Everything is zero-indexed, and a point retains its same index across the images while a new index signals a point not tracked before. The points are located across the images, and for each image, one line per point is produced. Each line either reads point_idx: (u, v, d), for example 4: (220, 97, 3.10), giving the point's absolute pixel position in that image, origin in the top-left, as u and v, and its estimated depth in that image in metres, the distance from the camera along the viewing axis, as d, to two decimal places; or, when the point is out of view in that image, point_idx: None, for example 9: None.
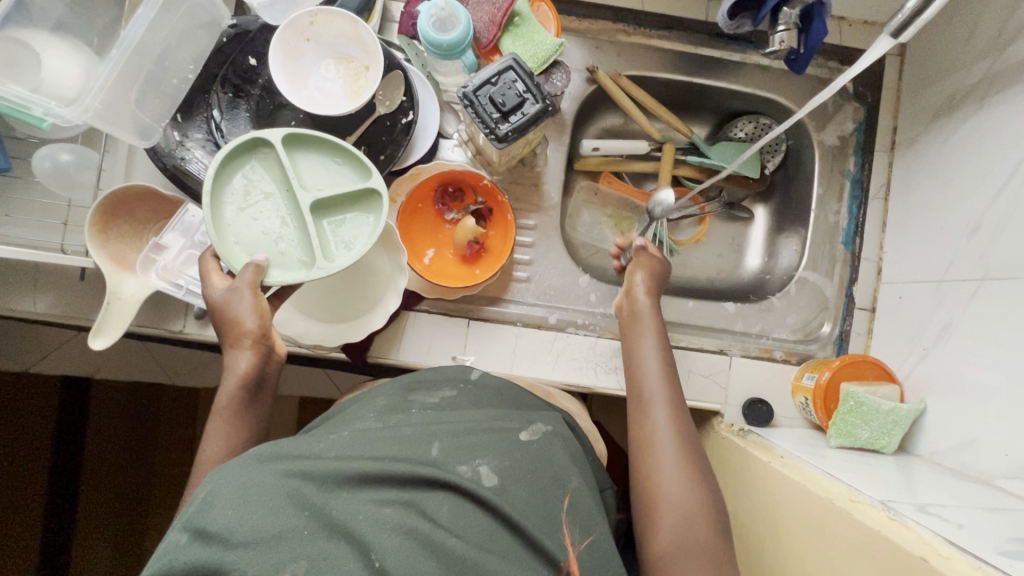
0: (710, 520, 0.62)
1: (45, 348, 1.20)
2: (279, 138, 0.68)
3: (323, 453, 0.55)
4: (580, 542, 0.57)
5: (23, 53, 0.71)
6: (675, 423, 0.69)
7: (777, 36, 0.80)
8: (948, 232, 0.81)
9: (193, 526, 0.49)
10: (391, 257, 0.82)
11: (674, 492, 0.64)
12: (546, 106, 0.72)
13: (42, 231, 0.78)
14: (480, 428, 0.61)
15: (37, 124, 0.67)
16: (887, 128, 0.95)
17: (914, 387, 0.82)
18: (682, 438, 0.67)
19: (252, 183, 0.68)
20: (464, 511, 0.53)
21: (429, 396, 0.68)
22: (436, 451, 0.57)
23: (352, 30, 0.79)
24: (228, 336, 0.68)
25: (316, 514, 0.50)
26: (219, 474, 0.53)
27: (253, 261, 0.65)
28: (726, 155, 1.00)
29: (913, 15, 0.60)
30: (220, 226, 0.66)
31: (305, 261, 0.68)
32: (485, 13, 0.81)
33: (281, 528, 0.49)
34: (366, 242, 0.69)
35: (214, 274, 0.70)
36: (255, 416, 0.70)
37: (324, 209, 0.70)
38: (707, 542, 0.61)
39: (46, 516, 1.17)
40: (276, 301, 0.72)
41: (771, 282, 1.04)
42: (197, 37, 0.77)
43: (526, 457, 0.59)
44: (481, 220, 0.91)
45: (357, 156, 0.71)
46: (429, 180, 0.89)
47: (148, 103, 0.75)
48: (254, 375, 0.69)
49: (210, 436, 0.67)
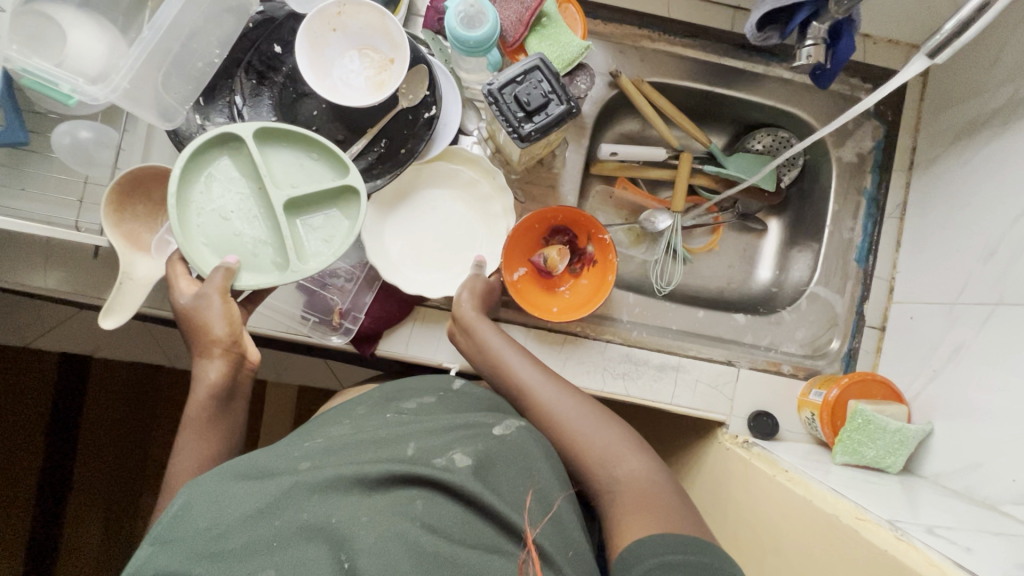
0: (641, 452, 0.68)
1: (44, 325, 1.17)
2: (250, 134, 0.67)
3: (299, 464, 0.56)
4: (539, 525, 0.56)
5: (49, 28, 0.71)
6: (562, 386, 0.74)
7: (803, 51, 0.80)
8: (963, 255, 0.81)
9: (162, 537, 0.50)
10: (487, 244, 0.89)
11: (591, 429, 0.69)
12: (570, 107, 0.72)
13: (58, 207, 0.78)
14: (454, 424, 0.62)
15: (63, 100, 0.69)
16: (906, 148, 0.95)
17: (921, 408, 0.82)
18: (563, 386, 0.74)
19: (221, 179, 0.68)
20: (438, 503, 0.53)
21: (406, 402, 0.68)
22: (411, 450, 0.57)
23: (379, 22, 0.79)
24: (197, 344, 0.68)
25: (289, 520, 0.50)
26: (191, 489, 0.54)
27: (222, 265, 0.66)
28: (743, 166, 1.00)
29: (951, 35, 0.59)
30: (189, 226, 0.66)
31: (278, 262, 0.69)
32: (512, 12, 0.81)
33: (251, 539, 0.49)
34: (340, 242, 0.70)
35: (182, 279, 0.70)
36: (228, 427, 0.69)
37: (297, 208, 0.70)
38: (626, 452, 0.67)
39: (41, 490, 1.18)
40: (247, 305, 0.75)
41: (782, 295, 1.05)
42: (224, 20, 0.76)
43: (501, 447, 0.60)
44: (581, 264, 0.94)
45: (333, 152, 0.70)
46: (555, 211, 0.89)
47: (172, 85, 0.74)
48: (225, 385, 0.67)
49: (180, 449, 0.66)
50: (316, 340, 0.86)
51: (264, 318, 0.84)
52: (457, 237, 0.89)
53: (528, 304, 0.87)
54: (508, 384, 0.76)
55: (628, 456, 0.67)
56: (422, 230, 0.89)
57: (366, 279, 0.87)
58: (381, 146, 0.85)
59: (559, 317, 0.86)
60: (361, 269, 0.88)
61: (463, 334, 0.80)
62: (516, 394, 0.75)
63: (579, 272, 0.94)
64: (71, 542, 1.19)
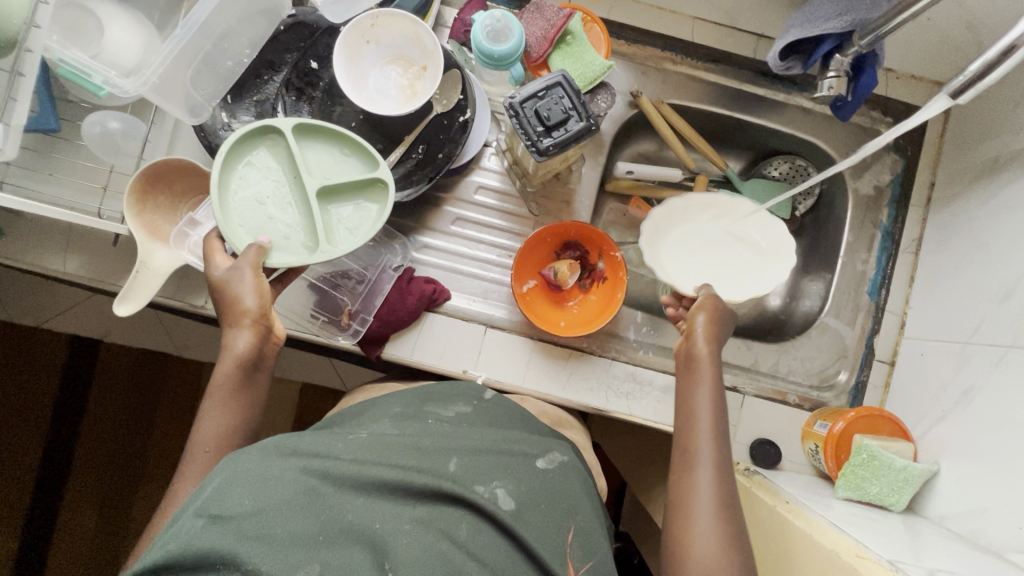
0: None
1: (59, 306, 1.21)
2: (290, 127, 0.69)
3: (341, 452, 0.55)
4: (581, 567, 0.57)
5: (89, 22, 0.73)
6: (719, 501, 0.65)
7: (825, 82, 0.79)
8: (980, 295, 0.80)
9: (210, 510, 0.49)
10: (770, 268, 0.88)
11: (713, 541, 0.62)
12: (590, 124, 0.73)
13: (82, 194, 0.80)
14: (496, 448, 0.61)
15: (94, 91, 0.71)
16: (925, 183, 0.95)
17: (927, 447, 0.81)
18: (726, 490, 0.66)
19: (263, 166, 0.70)
20: (482, 531, 0.54)
21: (444, 409, 0.69)
22: (454, 467, 0.57)
23: (411, 30, 0.81)
24: (227, 315, 0.67)
25: (333, 516, 0.51)
26: (231, 464, 0.53)
27: (255, 243, 0.67)
28: (758, 192, 1.01)
29: (973, 79, 0.59)
30: (227, 208, 0.68)
31: (308, 245, 0.70)
32: (538, 28, 0.82)
33: (292, 530, 0.49)
34: (369, 228, 0.71)
35: (219, 255, 0.70)
36: (253, 397, 0.68)
37: (329, 197, 0.71)
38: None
39: (41, 469, 1.19)
40: (276, 285, 0.73)
41: (792, 324, 1.03)
42: (256, 22, 0.78)
43: (544, 482, 0.60)
44: (590, 280, 0.94)
45: (366, 147, 0.72)
46: (569, 226, 0.89)
47: (201, 82, 0.76)
48: (251, 356, 0.67)
49: (205, 413, 0.66)
50: (322, 339, 0.86)
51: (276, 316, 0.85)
52: (737, 253, 0.90)
53: (529, 311, 0.87)
54: (679, 438, 0.71)
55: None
56: (691, 243, 0.91)
57: (379, 281, 0.89)
58: (420, 151, 0.86)
59: (567, 332, 0.87)
60: (372, 271, 0.91)
61: (686, 381, 0.74)
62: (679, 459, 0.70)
63: (588, 288, 0.94)
64: (64, 523, 1.20)
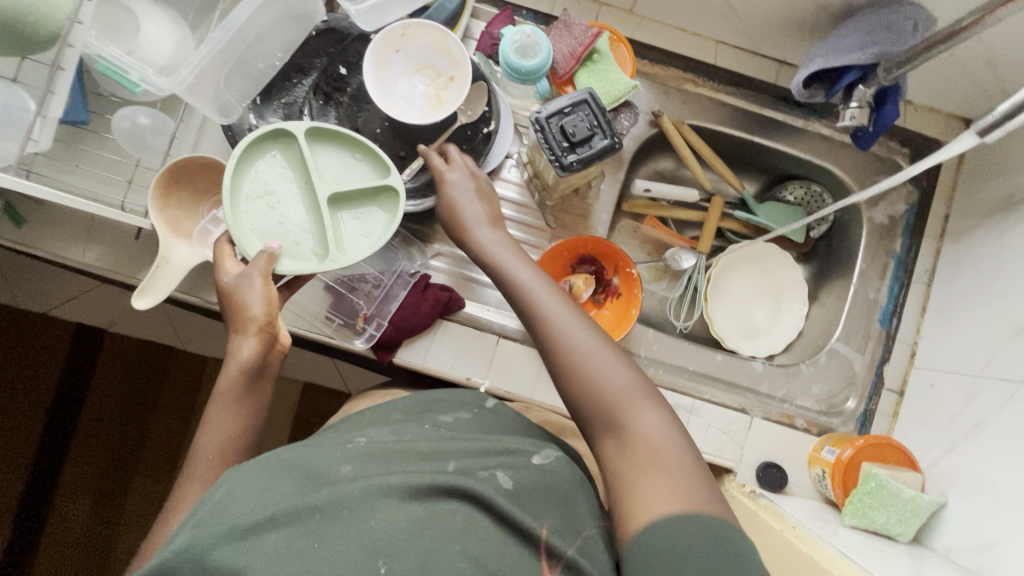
0: (656, 401, 0.59)
1: (64, 294, 1.19)
2: (302, 130, 0.70)
3: (337, 468, 0.56)
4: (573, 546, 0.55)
5: (127, 20, 0.75)
6: (595, 340, 0.63)
7: (848, 111, 0.81)
8: (994, 329, 0.81)
9: (210, 520, 0.48)
10: (755, 346, 1.02)
11: (603, 369, 0.60)
12: (613, 142, 0.74)
13: (107, 187, 0.80)
14: (495, 449, 0.61)
15: (130, 87, 0.71)
16: (939, 215, 0.96)
17: (936, 479, 0.81)
18: (586, 323, 0.64)
19: (274, 171, 0.71)
20: (476, 520, 0.53)
21: (443, 415, 0.70)
22: (453, 465, 0.57)
23: (440, 42, 0.82)
24: (233, 321, 0.68)
25: (330, 522, 0.50)
26: (234, 475, 0.54)
27: (265, 250, 0.67)
28: (773, 216, 1.02)
29: (1004, 117, 0.60)
30: (238, 212, 0.68)
31: (317, 251, 0.70)
32: (565, 45, 0.83)
33: (292, 539, 0.48)
34: (378, 236, 0.72)
35: (228, 259, 0.71)
36: (256, 405, 0.68)
37: (340, 202, 0.72)
38: (639, 396, 0.59)
39: (39, 456, 1.20)
40: (285, 290, 0.75)
41: (802, 348, 1.04)
42: (288, 26, 0.79)
43: (541, 477, 0.59)
44: (603, 294, 0.94)
45: (377, 153, 0.73)
46: (584, 241, 0.91)
47: (233, 83, 0.77)
48: (255, 364, 0.67)
49: (209, 420, 0.66)
50: (338, 342, 0.86)
51: (290, 317, 0.85)
52: (761, 325, 1.04)
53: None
54: (521, 308, 0.67)
55: (638, 398, 0.59)
56: (754, 277, 1.05)
57: (395, 286, 0.89)
58: None
59: None
60: (389, 276, 0.91)
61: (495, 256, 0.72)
62: (582, 403, 0.60)
63: (602, 303, 0.94)
64: (58, 511, 1.20)
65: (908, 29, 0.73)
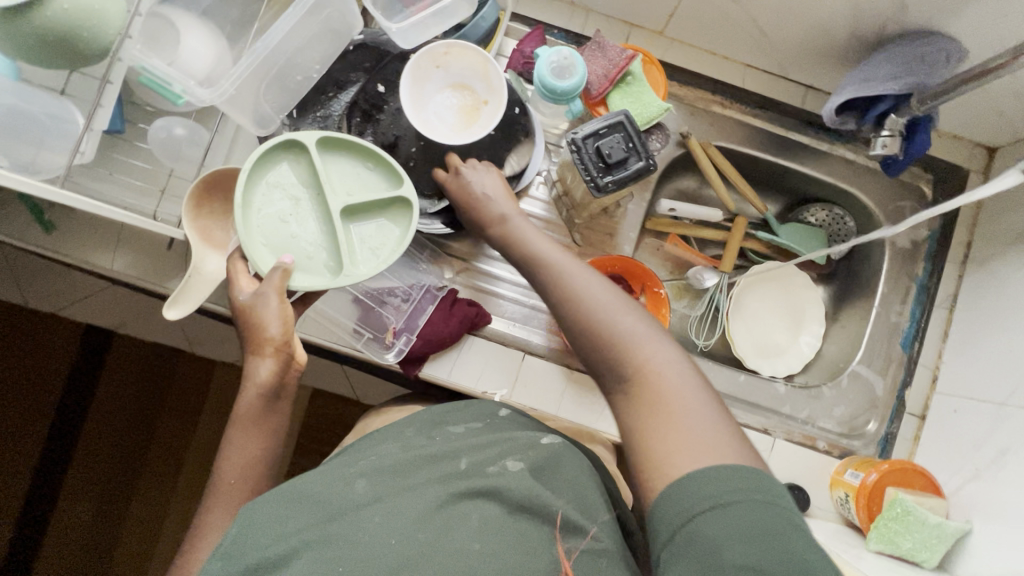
0: (666, 336, 0.59)
1: (73, 294, 1.13)
2: (314, 142, 0.70)
3: (359, 491, 0.56)
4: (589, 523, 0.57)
5: (168, 31, 0.75)
6: (598, 280, 0.63)
7: (879, 140, 0.83)
8: (1019, 357, 0.81)
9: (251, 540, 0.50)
10: (774, 367, 1.02)
11: (609, 305, 0.60)
12: (648, 164, 0.74)
13: (141, 197, 0.80)
14: (502, 439, 0.63)
15: (172, 99, 0.72)
16: (961, 241, 0.97)
17: (959, 505, 0.82)
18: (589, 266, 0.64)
19: (284, 182, 0.71)
20: (491, 517, 0.55)
21: (455, 426, 0.67)
22: (465, 464, 0.59)
23: (481, 66, 0.82)
24: (250, 342, 0.67)
25: (361, 550, 0.51)
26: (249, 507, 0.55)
27: (279, 265, 0.66)
28: (795, 236, 1.03)
29: None
30: (250, 224, 0.69)
31: (330, 266, 0.71)
32: (599, 67, 0.85)
33: (316, 559, 0.50)
34: (390, 250, 0.72)
35: (243, 277, 0.70)
36: (276, 423, 0.68)
37: (352, 215, 0.72)
38: (648, 329, 0.58)
39: (43, 459, 1.17)
40: (299, 304, 0.74)
41: (822, 369, 1.04)
42: (326, 41, 0.80)
43: (549, 459, 0.61)
44: None
45: (389, 164, 0.73)
46: (614, 260, 0.92)
47: (270, 94, 0.78)
48: (272, 384, 0.67)
49: (231, 439, 0.66)
50: (364, 355, 0.86)
51: (318, 329, 0.85)
52: (780, 346, 1.04)
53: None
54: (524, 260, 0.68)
55: (647, 331, 0.58)
56: (773, 297, 1.05)
57: (423, 300, 0.89)
58: None
59: None
60: (417, 290, 0.91)
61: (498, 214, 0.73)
62: (601, 359, 0.59)
63: None
64: (61, 515, 1.17)
65: (942, 61, 0.75)
